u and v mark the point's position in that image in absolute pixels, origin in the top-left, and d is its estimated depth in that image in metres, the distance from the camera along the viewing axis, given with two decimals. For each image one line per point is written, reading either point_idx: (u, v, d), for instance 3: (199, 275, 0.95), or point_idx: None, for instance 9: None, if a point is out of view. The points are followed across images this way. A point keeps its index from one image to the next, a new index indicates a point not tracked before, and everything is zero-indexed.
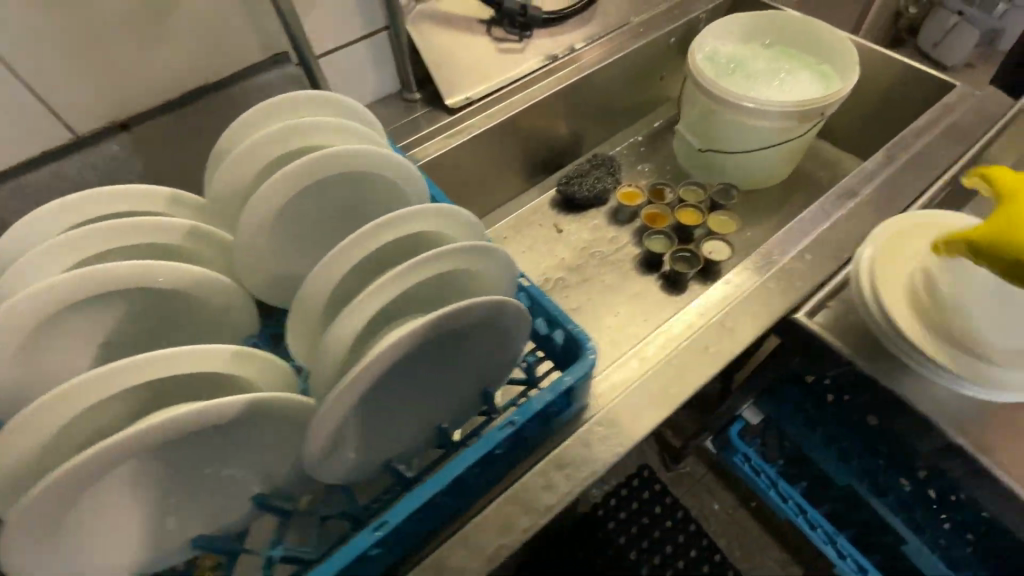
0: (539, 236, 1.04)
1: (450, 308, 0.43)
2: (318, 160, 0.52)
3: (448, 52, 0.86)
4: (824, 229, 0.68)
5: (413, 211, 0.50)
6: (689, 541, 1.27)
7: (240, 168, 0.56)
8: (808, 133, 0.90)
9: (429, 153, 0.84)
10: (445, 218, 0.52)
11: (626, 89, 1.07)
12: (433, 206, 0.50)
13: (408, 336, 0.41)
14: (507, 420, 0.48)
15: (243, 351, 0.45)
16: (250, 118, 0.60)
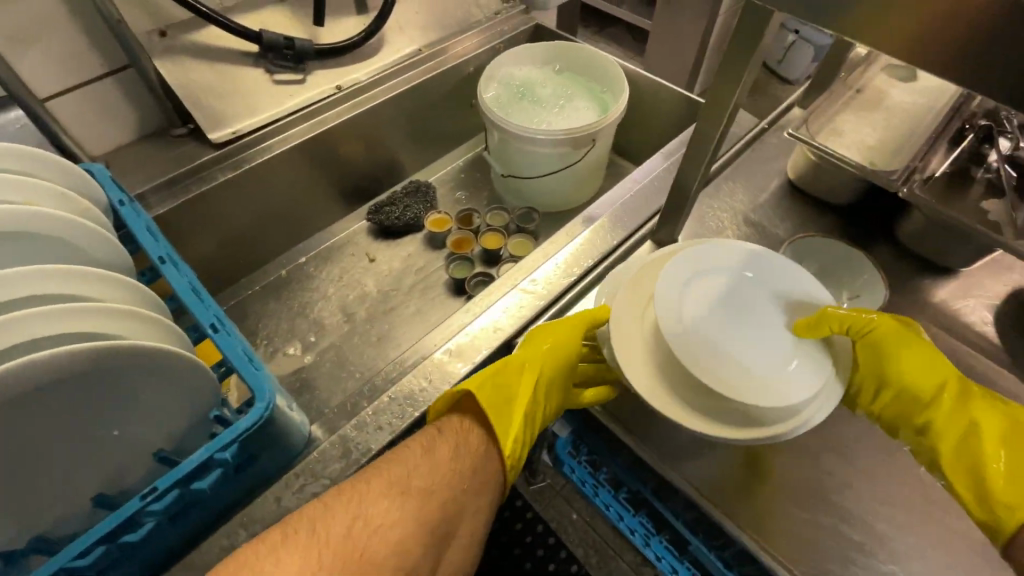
0: (350, 267, 1.02)
1: (32, 363, 0.41)
2: None
3: (213, 87, 0.83)
4: (559, 256, 0.72)
5: (35, 271, 0.48)
6: (548, 554, 1.26)
7: None
8: (586, 157, 0.96)
9: (192, 191, 0.82)
10: (85, 280, 0.52)
11: (434, 116, 1.08)
12: (68, 268, 0.50)
13: None
14: (148, 487, 0.45)
15: None
16: None
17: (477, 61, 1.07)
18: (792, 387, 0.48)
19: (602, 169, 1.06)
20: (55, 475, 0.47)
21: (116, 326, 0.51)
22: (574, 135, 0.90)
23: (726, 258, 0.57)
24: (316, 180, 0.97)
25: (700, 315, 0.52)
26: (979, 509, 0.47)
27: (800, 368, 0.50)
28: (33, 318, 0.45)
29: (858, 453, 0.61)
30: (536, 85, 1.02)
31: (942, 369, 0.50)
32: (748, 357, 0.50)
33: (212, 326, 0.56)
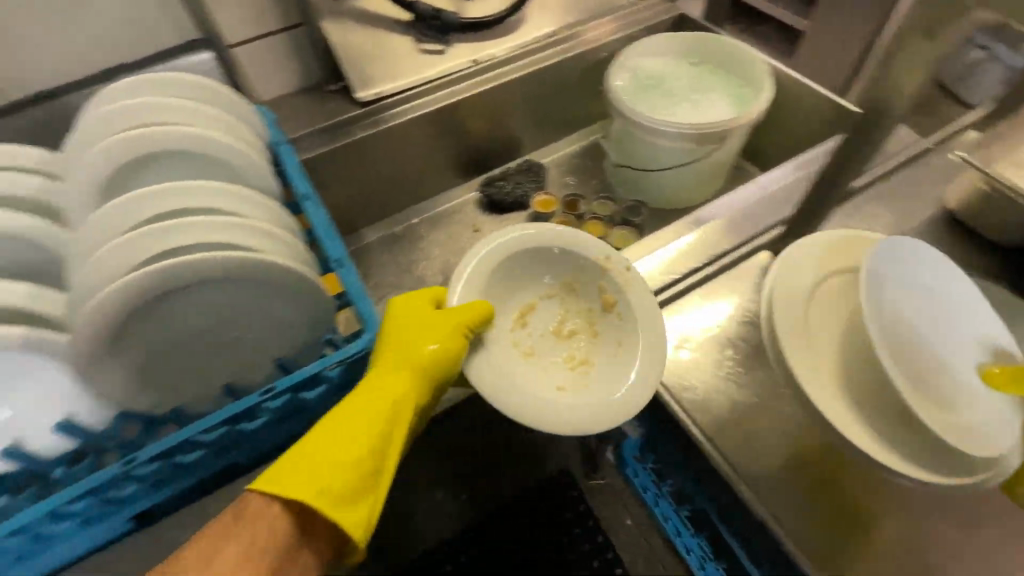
0: (456, 234, 1.07)
1: (182, 258, 0.50)
2: (143, 136, 0.60)
3: (366, 51, 0.91)
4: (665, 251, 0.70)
5: (202, 185, 0.57)
6: (593, 551, 1.30)
7: (89, 136, 0.62)
8: (709, 156, 0.92)
9: (334, 140, 0.90)
10: (237, 198, 0.60)
11: (559, 98, 1.09)
12: (225, 186, 0.59)
13: (141, 278, 0.49)
14: (267, 386, 0.51)
15: (32, 292, 0.52)
16: (114, 90, 0.65)
17: (611, 48, 1.06)
18: (975, 434, 0.56)
19: (724, 172, 1.01)
20: (199, 356, 0.57)
21: (253, 239, 0.57)
22: (702, 131, 0.87)
23: (931, 280, 0.64)
24: (439, 146, 1.03)
25: (901, 330, 0.59)
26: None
27: (985, 418, 0.57)
28: (191, 222, 0.54)
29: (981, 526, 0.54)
30: (669, 76, 0.99)
31: None
32: (930, 389, 0.57)
33: (334, 260, 0.62)
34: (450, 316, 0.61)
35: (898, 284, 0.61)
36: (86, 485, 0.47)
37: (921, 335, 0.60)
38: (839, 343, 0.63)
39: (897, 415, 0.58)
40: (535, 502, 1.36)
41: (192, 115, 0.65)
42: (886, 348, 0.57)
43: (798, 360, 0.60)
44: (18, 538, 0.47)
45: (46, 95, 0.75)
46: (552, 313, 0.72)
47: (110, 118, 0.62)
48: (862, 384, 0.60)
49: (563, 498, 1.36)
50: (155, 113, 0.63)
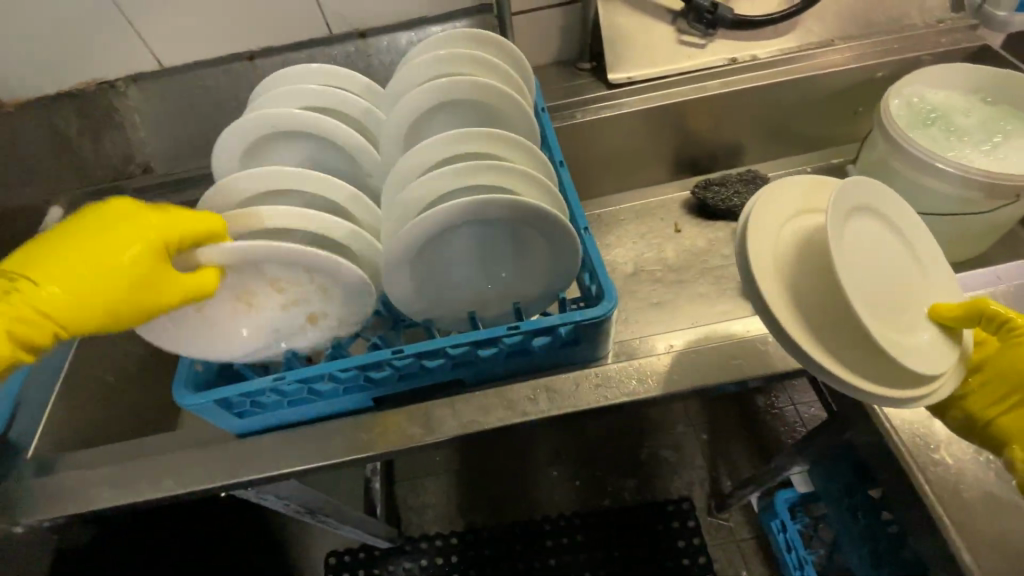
0: (656, 229, 1.06)
1: (490, 199, 0.52)
2: (455, 84, 0.64)
3: (629, 35, 0.93)
4: None
5: (499, 135, 0.61)
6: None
7: (406, 79, 0.69)
8: (992, 211, 0.79)
9: (575, 116, 0.95)
10: (521, 151, 0.62)
11: (808, 114, 1.01)
12: (518, 138, 0.61)
13: (452, 212, 0.53)
14: (514, 325, 0.56)
15: (356, 195, 0.62)
16: (429, 43, 0.72)
17: (891, 69, 0.95)
18: (923, 354, 0.51)
19: (1002, 232, 0.85)
20: (458, 289, 0.62)
21: (526, 188, 0.59)
22: (995, 182, 0.74)
23: (873, 203, 0.59)
24: (666, 140, 1.02)
25: (855, 252, 0.53)
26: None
27: (928, 341, 0.53)
28: (491, 164, 0.57)
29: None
30: (958, 112, 0.85)
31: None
32: (884, 309, 0.52)
33: (585, 228, 0.63)
34: (170, 279, 0.50)
35: (855, 210, 0.56)
36: (361, 360, 0.56)
37: (868, 257, 0.55)
38: (808, 298, 0.53)
39: (852, 338, 0.52)
40: (645, 518, 1.30)
41: (488, 71, 0.69)
42: (849, 271, 0.50)
43: (760, 279, 0.53)
44: (300, 385, 0.57)
45: (364, 34, 0.89)
46: (284, 332, 0.59)
47: (425, 66, 0.68)
48: (841, 320, 0.51)
49: (677, 523, 1.29)
50: (462, 62, 0.68)
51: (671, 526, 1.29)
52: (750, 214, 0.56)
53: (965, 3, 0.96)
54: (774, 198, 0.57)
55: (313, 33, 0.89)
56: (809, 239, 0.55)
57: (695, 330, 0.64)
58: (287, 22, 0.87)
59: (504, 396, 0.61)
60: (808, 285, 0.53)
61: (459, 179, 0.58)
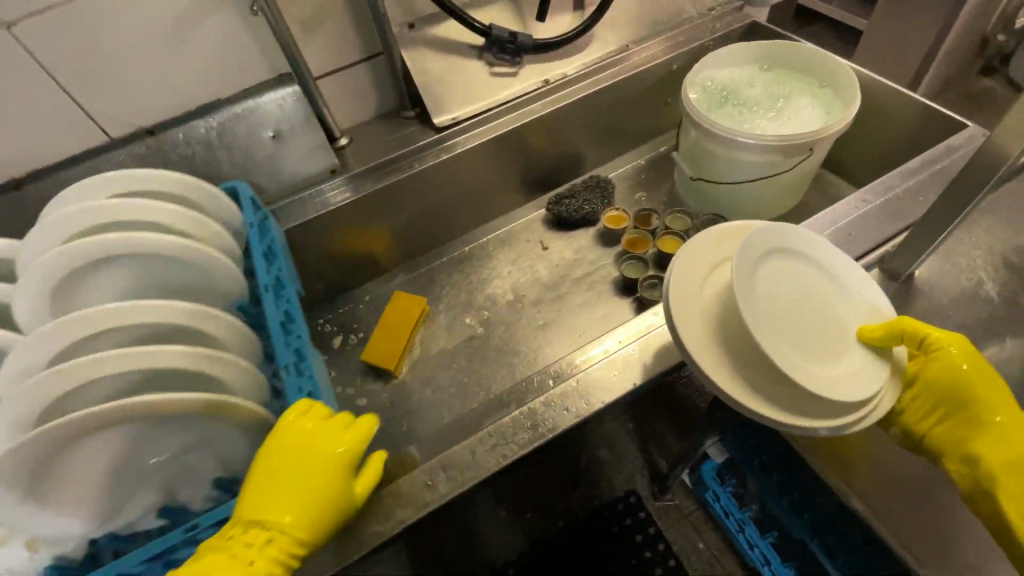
0: (525, 252, 1.08)
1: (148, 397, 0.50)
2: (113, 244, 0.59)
3: (441, 75, 0.93)
4: None
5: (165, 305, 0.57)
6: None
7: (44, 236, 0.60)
8: (796, 167, 0.88)
9: (416, 166, 0.93)
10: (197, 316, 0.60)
11: (628, 113, 1.08)
12: (189, 308, 0.59)
13: (98, 413, 0.49)
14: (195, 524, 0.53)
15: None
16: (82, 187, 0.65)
17: (682, 60, 1.05)
18: (848, 383, 0.52)
19: (807, 183, 0.97)
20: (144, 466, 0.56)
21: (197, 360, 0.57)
22: (789, 143, 0.84)
23: (804, 245, 0.60)
24: (511, 166, 1.04)
25: (769, 296, 0.55)
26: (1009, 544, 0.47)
27: (855, 369, 0.53)
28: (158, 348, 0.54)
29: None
30: (744, 87, 0.96)
31: (970, 411, 0.51)
32: (803, 343, 0.53)
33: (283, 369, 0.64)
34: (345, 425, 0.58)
35: (769, 255, 0.57)
36: None
37: (790, 299, 0.55)
38: (718, 334, 0.56)
39: (764, 372, 0.54)
40: (603, 526, 1.31)
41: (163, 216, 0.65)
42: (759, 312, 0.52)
43: (681, 318, 0.58)
44: None
45: (150, 130, 0.80)
46: None
47: (72, 221, 0.61)
48: (747, 356, 0.55)
49: (630, 520, 1.32)
50: (160, 223, 0.67)
51: (625, 527, 1.31)
52: (671, 271, 0.60)
53: None
54: (697, 253, 0.61)
55: (88, 143, 0.78)
56: (728, 290, 0.58)
57: (572, 358, 0.63)
58: (47, 137, 0.75)
59: (399, 491, 0.56)
60: (715, 322, 0.57)
61: (98, 367, 0.51)
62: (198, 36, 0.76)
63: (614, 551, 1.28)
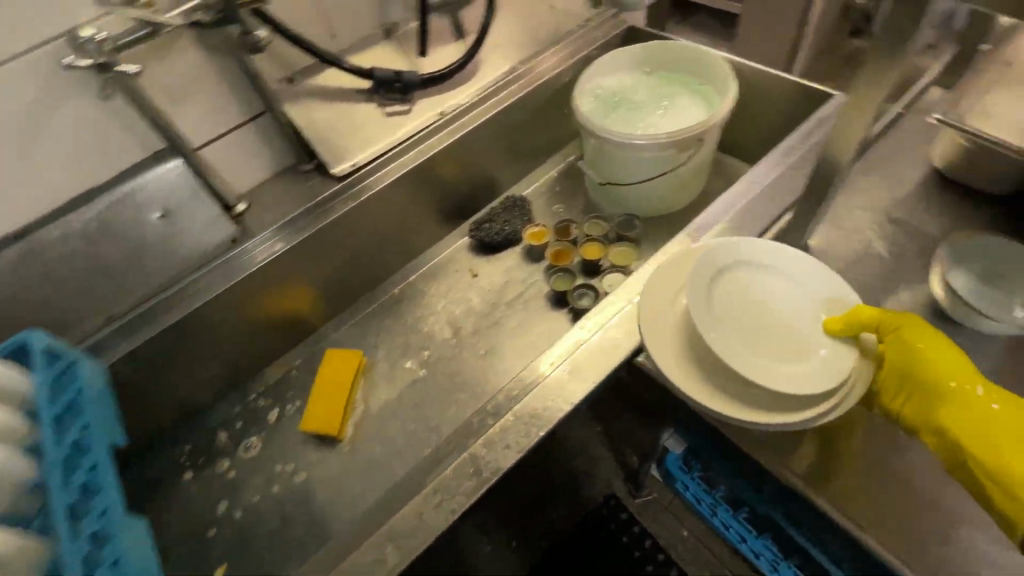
0: (455, 283, 1.06)
1: None
2: None
3: (333, 125, 0.91)
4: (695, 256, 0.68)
5: None
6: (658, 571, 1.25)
7: None
8: (691, 158, 0.93)
9: (324, 220, 0.90)
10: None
11: (530, 130, 1.10)
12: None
13: None
14: None
15: None
16: None
17: (571, 72, 1.08)
18: (813, 375, 0.57)
19: (707, 169, 1.02)
20: None
21: None
22: (679, 138, 0.87)
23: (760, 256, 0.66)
24: (424, 202, 1.02)
25: (728, 309, 0.63)
26: (1008, 501, 0.50)
27: (820, 361, 0.58)
28: None
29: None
30: (631, 89, 1.00)
31: (940, 387, 0.54)
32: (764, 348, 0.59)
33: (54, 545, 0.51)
34: None
35: (731, 272, 0.65)
36: None
37: (751, 311, 0.62)
38: (691, 352, 0.63)
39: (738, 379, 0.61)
40: (590, 536, 1.29)
41: None
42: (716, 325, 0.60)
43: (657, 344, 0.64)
44: None
45: (19, 234, 0.74)
46: None
47: None
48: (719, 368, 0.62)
49: (614, 523, 1.31)
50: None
51: (612, 532, 1.30)
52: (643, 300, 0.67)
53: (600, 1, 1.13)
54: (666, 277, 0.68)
55: None
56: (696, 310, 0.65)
57: (506, 392, 0.62)
58: None
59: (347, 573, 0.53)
60: (688, 342, 0.64)
61: None
62: (53, 128, 0.71)
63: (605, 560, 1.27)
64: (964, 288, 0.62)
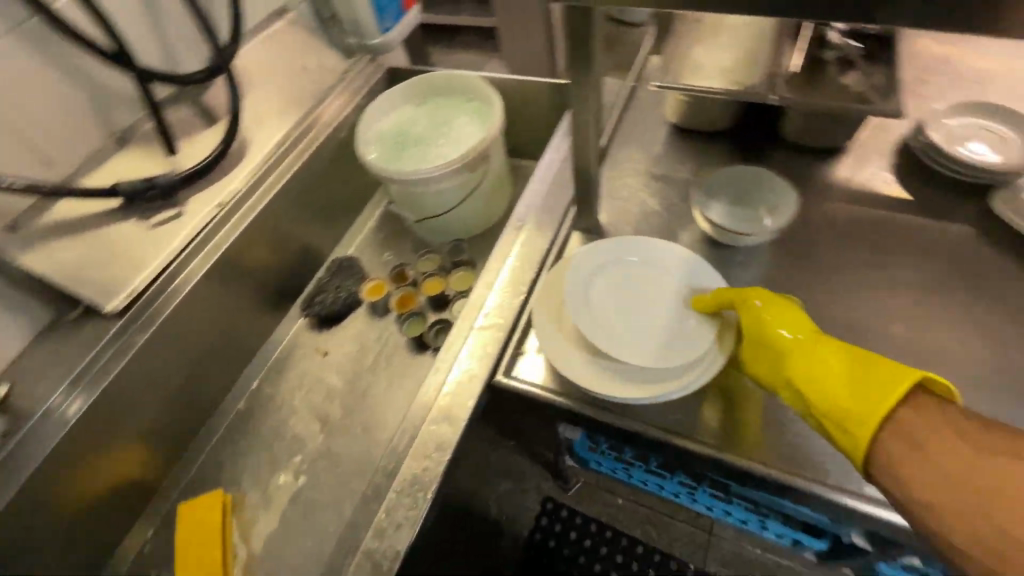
0: (306, 369, 0.98)
1: None
2: None
3: (87, 259, 0.78)
4: (518, 266, 0.71)
5: None
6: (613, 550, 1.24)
7: None
8: (486, 173, 0.98)
9: (112, 367, 0.75)
10: None
11: (328, 191, 1.06)
12: None
13: None
14: None
15: None
16: None
17: (348, 124, 1.06)
18: (674, 353, 0.59)
19: (507, 176, 1.07)
20: None
21: None
22: (467, 160, 0.91)
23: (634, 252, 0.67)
24: (239, 301, 0.93)
25: (596, 302, 0.63)
26: (838, 433, 0.53)
27: (686, 341, 0.60)
28: None
29: (861, 326, 0.63)
30: (410, 127, 1.02)
31: (777, 339, 0.57)
32: (632, 331, 0.61)
33: None
34: None
35: (605, 266, 0.66)
36: None
37: (618, 304, 0.63)
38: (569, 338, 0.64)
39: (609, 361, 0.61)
40: (541, 549, 1.27)
41: None
42: (580, 315, 0.61)
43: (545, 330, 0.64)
44: None
45: None
46: None
47: None
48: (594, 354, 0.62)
49: (559, 525, 1.30)
50: None
51: (558, 536, 1.28)
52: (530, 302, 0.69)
53: (352, 50, 1.13)
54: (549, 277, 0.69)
55: None
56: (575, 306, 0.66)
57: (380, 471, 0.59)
58: None
59: None
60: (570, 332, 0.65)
61: None
62: None
63: (562, 563, 1.24)
64: (721, 216, 0.70)
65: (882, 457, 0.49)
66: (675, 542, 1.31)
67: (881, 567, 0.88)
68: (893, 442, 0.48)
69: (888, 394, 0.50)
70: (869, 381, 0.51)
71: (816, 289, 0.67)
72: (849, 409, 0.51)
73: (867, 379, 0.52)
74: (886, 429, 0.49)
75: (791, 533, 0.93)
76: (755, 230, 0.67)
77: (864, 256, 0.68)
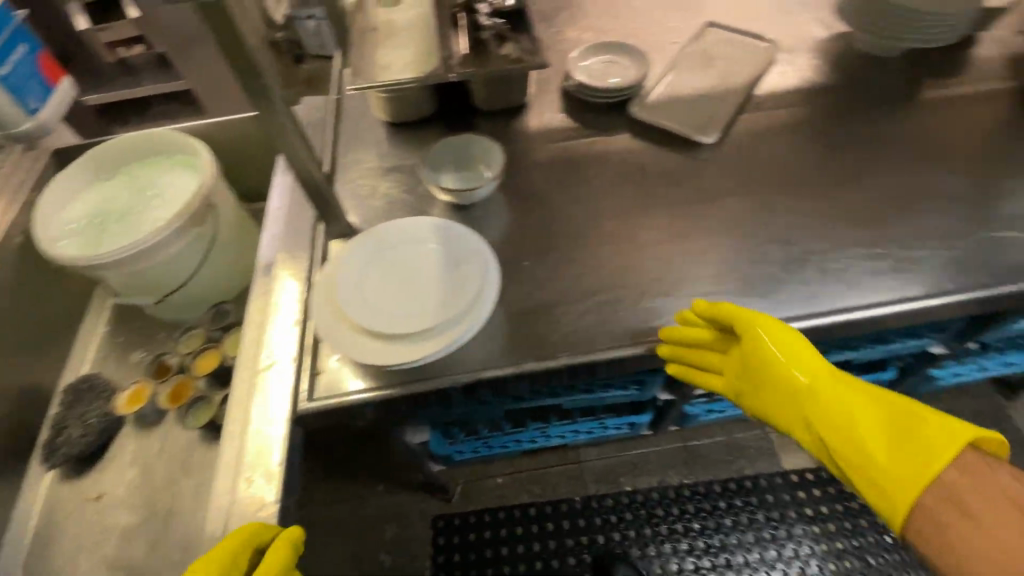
0: (78, 527, 0.80)
1: None
2: None
3: None
4: (280, 296, 0.68)
5: None
6: (511, 526, 1.33)
7: None
8: (218, 224, 0.90)
9: None
10: None
11: (21, 313, 0.86)
12: None
13: None
14: None
15: None
16: None
17: (18, 228, 0.87)
18: (449, 313, 0.58)
19: (250, 220, 1.00)
20: None
21: None
22: (187, 215, 0.82)
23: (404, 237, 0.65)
24: None
25: (372, 300, 0.60)
26: (876, 496, 0.54)
27: (462, 299, 0.59)
28: None
29: (589, 227, 0.76)
30: (104, 207, 0.87)
31: (797, 401, 0.62)
32: (406, 305, 0.59)
33: None
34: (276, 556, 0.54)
35: (373, 258, 0.63)
36: None
37: (396, 296, 0.60)
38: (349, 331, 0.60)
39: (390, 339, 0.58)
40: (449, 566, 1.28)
41: None
42: (351, 308, 0.58)
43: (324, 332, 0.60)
44: None
45: None
46: None
47: None
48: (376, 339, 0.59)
49: (456, 534, 1.33)
50: None
51: (462, 542, 1.32)
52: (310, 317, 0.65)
53: None
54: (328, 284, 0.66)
55: None
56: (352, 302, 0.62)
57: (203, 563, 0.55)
58: None
59: None
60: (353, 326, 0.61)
61: None
62: None
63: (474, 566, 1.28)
64: (455, 182, 0.77)
65: (921, 522, 0.51)
66: (556, 487, 1.43)
67: (687, 410, 1.11)
68: (942, 512, 0.50)
69: (882, 426, 0.57)
70: (913, 444, 0.54)
71: (549, 216, 0.78)
72: (890, 470, 0.54)
73: (909, 436, 0.54)
74: (929, 492, 0.51)
75: (624, 421, 1.10)
76: (480, 183, 0.75)
77: (572, 175, 0.82)
